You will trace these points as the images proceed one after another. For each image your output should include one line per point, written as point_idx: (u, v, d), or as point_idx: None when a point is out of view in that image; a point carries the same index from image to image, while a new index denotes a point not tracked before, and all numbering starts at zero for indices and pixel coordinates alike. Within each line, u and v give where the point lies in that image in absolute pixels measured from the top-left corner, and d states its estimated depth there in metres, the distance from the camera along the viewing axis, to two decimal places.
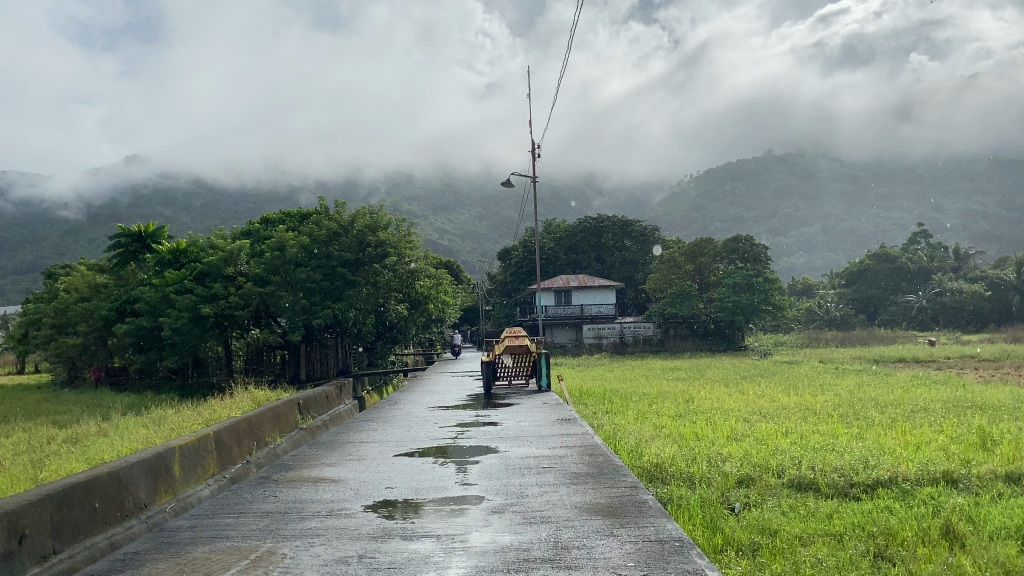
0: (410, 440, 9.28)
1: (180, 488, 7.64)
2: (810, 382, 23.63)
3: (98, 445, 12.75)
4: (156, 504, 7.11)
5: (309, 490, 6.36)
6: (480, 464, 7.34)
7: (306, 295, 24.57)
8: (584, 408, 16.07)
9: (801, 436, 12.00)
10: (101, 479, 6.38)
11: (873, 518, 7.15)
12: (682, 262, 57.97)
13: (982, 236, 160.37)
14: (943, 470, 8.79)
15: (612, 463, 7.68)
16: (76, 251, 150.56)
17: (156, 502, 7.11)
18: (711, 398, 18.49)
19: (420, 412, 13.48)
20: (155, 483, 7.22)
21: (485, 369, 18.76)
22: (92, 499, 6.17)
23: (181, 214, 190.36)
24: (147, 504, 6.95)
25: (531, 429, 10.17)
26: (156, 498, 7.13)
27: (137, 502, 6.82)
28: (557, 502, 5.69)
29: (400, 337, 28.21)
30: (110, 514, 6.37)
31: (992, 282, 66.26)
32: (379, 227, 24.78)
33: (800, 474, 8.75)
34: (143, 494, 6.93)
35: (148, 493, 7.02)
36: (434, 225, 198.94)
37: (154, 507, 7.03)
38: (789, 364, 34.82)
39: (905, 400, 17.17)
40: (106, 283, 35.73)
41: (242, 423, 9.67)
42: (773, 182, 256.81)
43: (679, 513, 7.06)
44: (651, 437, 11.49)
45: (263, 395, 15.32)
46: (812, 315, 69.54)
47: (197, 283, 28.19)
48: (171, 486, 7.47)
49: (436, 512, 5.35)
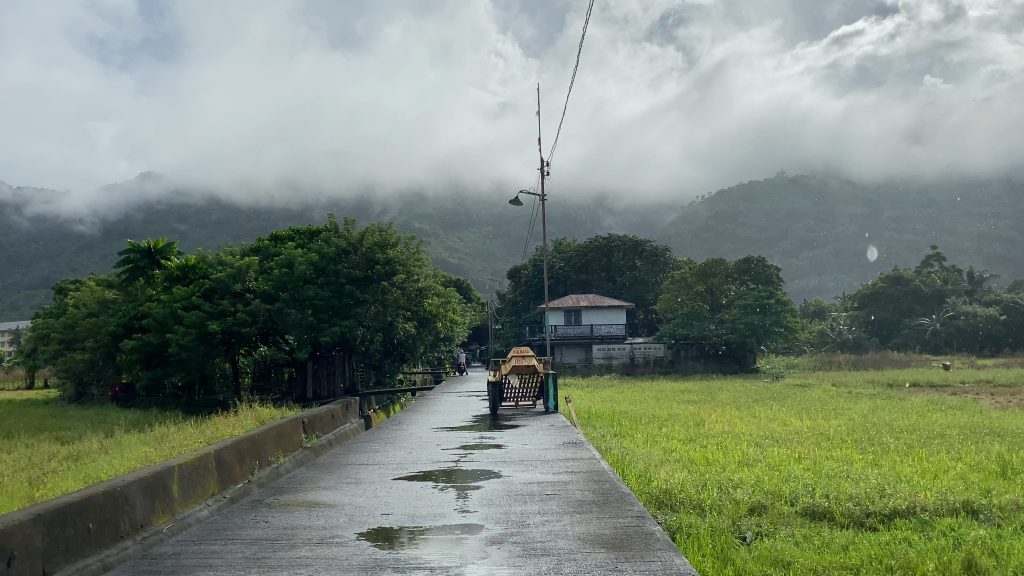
0: (412, 463, 9.04)
1: (178, 508, 7.44)
2: (823, 406, 23.21)
3: (97, 463, 12.61)
4: (154, 524, 6.91)
5: (301, 515, 6.13)
6: (481, 490, 7.11)
7: (314, 312, 24.44)
8: (592, 430, 15.75)
9: (814, 462, 11.69)
10: (97, 498, 6.18)
11: (892, 551, 6.86)
12: (693, 282, 57.70)
13: (996, 259, 159.58)
14: (963, 500, 8.49)
15: (619, 491, 7.42)
16: (91, 267, 151.61)
17: (154, 523, 6.92)
18: (722, 422, 18.15)
19: (424, 432, 13.28)
20: (154, 502, 7.03)
21: (492, 390, 18.52)
22: (86, 519, 5.97)
23: (196, 232, 191.72)
24: (144, 524, 6.75)
25: (535, 454, 9.90)
26: (153, 518, 6.93)
27: (134, 522, 6.62)
28: (560, 532, 5.44)
29: (408, 356, 28.02)
30: (104, 534, 6.17)
31: (1007, 306, 65.55)
32: (388, 244, 24.61)
33: (815, 503, 8.45)
34: (139, 513, 6.73)
35: (145, 513, 6.82)
36: (445, 244, 199.62)
37: (151, 527, 6.84)
38: (800, 387, 34.39)
39: (921, 426, 16.73)
40: (115, 299, 35.71)
41: (245, 442, 9.48)
42: (785, 203, 256.34)
43: (688, 542, 6.81)
44: (660, 461, 11.20)
45: (266, 415, 15.14)
46: (824, 337, 69.04)
47: (204, 299, 28.10)
48: (169, 506, 7.27)
49: (432, 541, 5.12)
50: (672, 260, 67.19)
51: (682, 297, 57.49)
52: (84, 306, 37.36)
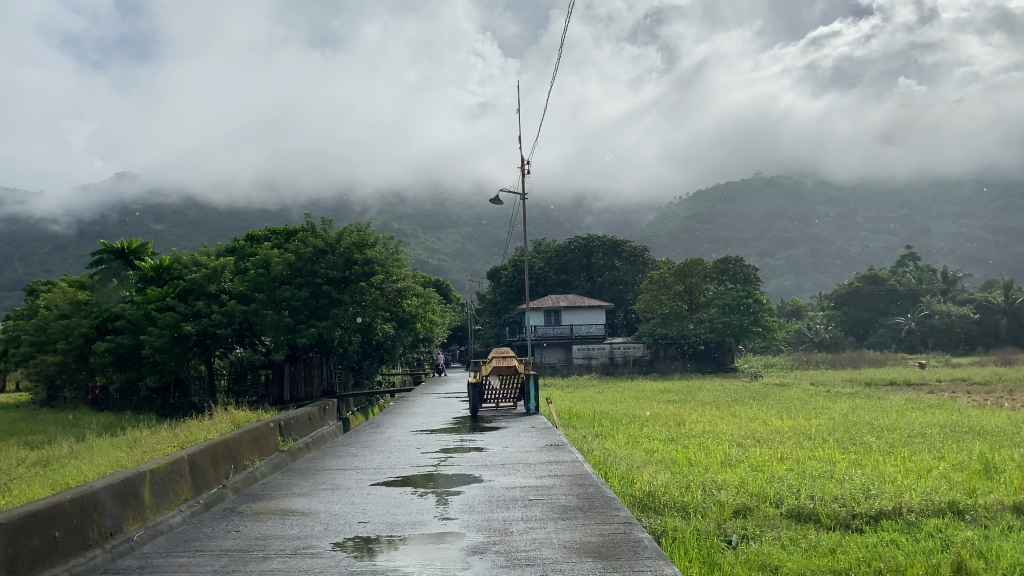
0: (390, 467, 8.82)
1: (150, 515, 7.18)
2: (804, 405, 23.24)
3: (67, 469, 12.27)
4: (125, 531, 6.67)
5: (275, 524, 5.91)
6: (462, 495, 6.92)
7: (291, 313, 24.15)
8: (574, 431, 15.62)
9: (797, 462, 11.61)
10: (64, 506, 5.92)
11: (881, 553, 6.75)
12: (672, 282, 57.83)
13: (968, 259, 161.69)
14: (948, 500, 8.41)
15: (604, 495, 7.23)
16: (65, 267, 149.42)
17: (125, 530, 6.67)
18: (703, 421, 18.07)
19: (403, 435, 13.07)
20: (124, 510, 6.77)
21: (472, 392, 18.32)
22: (52, 528, 5.71)
23: (172, 232, 189.47)
24: (113, 532, 6.49)
25: (517, 456, 9.74)
26: (125, 526, 6.68)
27: (103, 530, 6.36)
28: (545, 541, 5.26)
29: (387, 357, 27.73)
30: (72, 544, 5.91)
31: (980, 305, 66.34)
32: (366, 245, 24.36)
33: (800, 505, 8.33)
34: (109, 521, 6.47)
35: (116, 521, 6.57)
36: (424, 244, 199.10)
37: (121, 535, 6.59)
38: (779, 386, 34.52)
39: (901, 425, 16.73)
40: (87, 300, 35.09)
41: (219, 446, 9.23)
42: (762, 203, 258.17)
43: (674, 548, 6.66)
44: (643, 463, 11.05)
45: (242, 417, 14.81)
46: (801, 336, 69.42)
47: (179, 300, 27.67)
48: (141, 513, 7.02)
49: (410, 551, 4.93)
50: (651, 260, 67.34)
51: (661, 297, 57.59)
52: (55, 307, 36.61)
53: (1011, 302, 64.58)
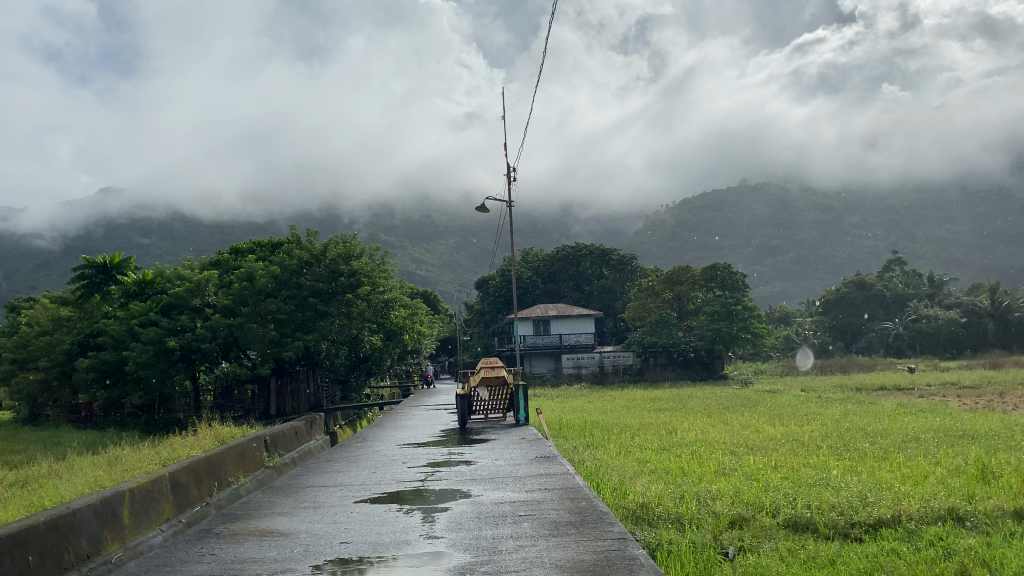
0: (375, 483, 8.57)
1: (129, 535, 6.90)
2: (796, 412, 23.07)
3: (46, 488, 11.96)
4: (102, 554, 6.38)
5: (253, 546, 5.67)
6: (450, 512, 6.68)
7: (277, 326, 23.84)
8: (564, 442, 15.36)
9: (791, 470, 11.42)
10: (38, 529, 5.64)
11: (883, 563, 6.56)
12: (660, 290, 57.79)
13: (953, 264, 162.89)
14: (947, 506, 8.24)
15: (597, 510, 7.01)
16: (49, 283, 147.93)
17: (102, 553, 6.39)
18: (695, 430, 17.86)
19: (390, 449, 12.82)
20: (102, 532, 6.49)
21: (461, 403, 18.05)
22: (25, 551, 5.44)
23: (158, 246, 188.14)
24: (90, 555, 6.21)
25: (507, 469, 9.52)
26: (103, 548, 6.42)
27: (80, 553, 6.09)
28: (535, 559, 5.03)
29: (375, 369, 27.50)
30: (47, 565, 5.66)
31: (968, 308, 66.57)
32: (352, 256, 24.13)
33: (797, 514, 8.13)
34: (86, 543, 6.20)
35: (93, 543, 6.29)
36: (412, 255, 198.73)
37: (99, 558, 6.31)
38: (771, 393, 34.35)
39: (894, 430, 16.56)
40: (70, 316, 34.57)
41: (202, 462, 8.96)
42: (748, 209, 259.35)
43: (668, 562, 6.45)
44: (636, 474, 10.80)
45: (226, 433, 14.52)
46: (789, 342, 69.56)
47: (163, 316, 27.31)
48: (119, 534, 6.73)
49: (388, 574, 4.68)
50: (639, 268, 67.30)
51: (649, 305, 57.59)
52: (37, 324, 36.01)
53: (997, 306, 64.86)
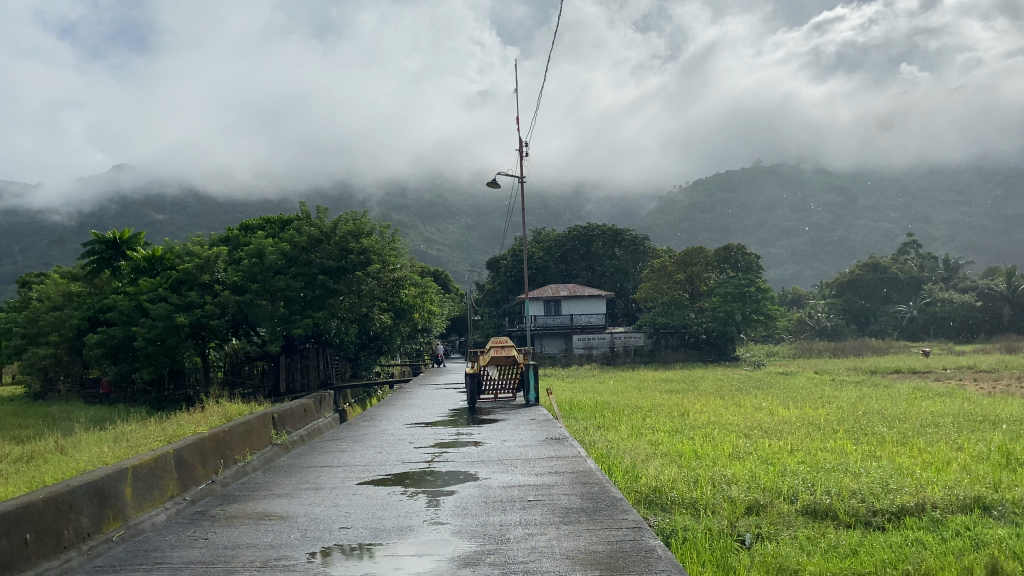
0: (380, 464, 8.31)
1: (131, 513, 6.67)
2: (810, 394, 22.74)
3: (50, 464, 11.81)
4: (103, 532, 6.15)
5: (247, 531, 5.41)
6: (456, 496, 6.41)
7: (286, 304, 23.63)
8: (575, 423, 15.10)
9: (808, 454, 11.14)
10: (36, 506, 5.41)
11: (908, 554, 6.26)
12: (673, 271, 57.20)
13: (969, 247, 161.26)
14: (975, 495, 7.92)
15: (610, 496, 6.75)
16: (64, 259, 148.62)
17: (102, 532, 6.14)
18: (707, 412, 17.55)
19: (397, 428, 12.60)
20: (102, 511, 6.25)
21: (471, 382, 17.80)
22: (22, 529, 5.20)
23: (171, 224, 188.75)
24: (90, 533, 5.98)
25: (516, 451, 9.28)
26: (103, 526, 6.19)
27: (78, 531, 5.85)
28: (545, 550, 4.75)
29: (385, 347, 27.41)
30: (45, 544, 5.42)
31: (983, 292, 65.76)
32: (362, 233, 23.85)
33: (816, 500, 7.85)
34: (86, 521, 5.97)
35: (93, 521, 6.06)
36: (424, 235, 198.47)
37: (99, 536, 6.07)
38: (783, 375, 34.02)
39: (912, 415, 16.23)
40: (80, 291, 34.51)
41: (208, 440, 8.73)
42: (762, 190, 257.60)
43: (684, 551, 6.18)
44: (649, 456, 10.52)
45: (233, 409, 14.29)
46: (802, 324, 69.03)
47: (173, 291, 27.16)
48: (121, 513, 6.50)
49: (380, 566, 4.40)
50: (651, 249, 66.86)
51: (661, 287, 57.14)
52: (47, 300, 35.98)
53: (1014, 290, 63.99)
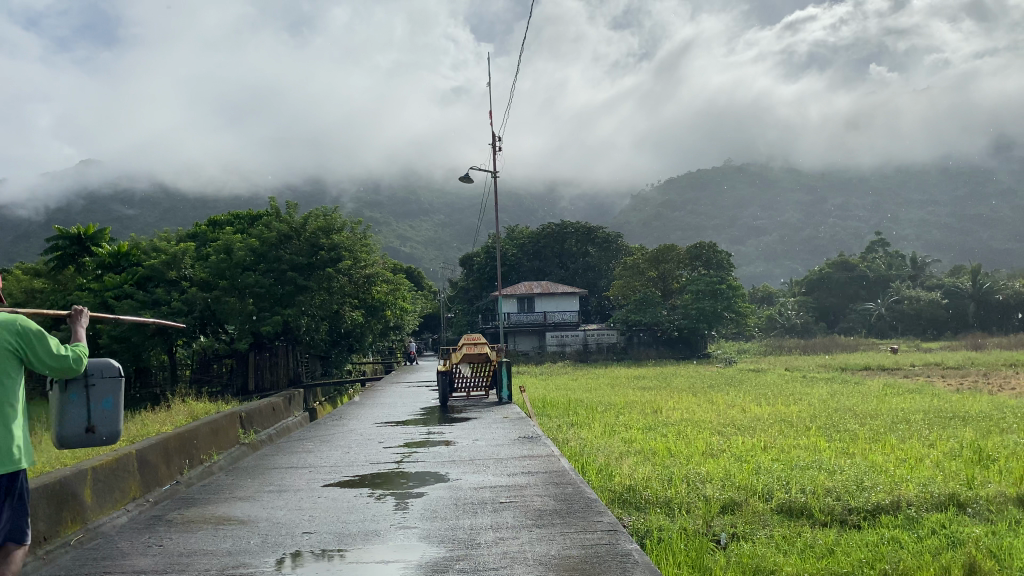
0: (347, 466, 8.07)
1: (90, 515, 6.40)
2: (782, 391, 22.80)
3: None
4: (59, 536, 5.88)
5: (205, 536, 5.19)
6: (425, 498, 6.23)
7: (255, 301, 23.24)
8: (547, 420, 14.98)
9: (782, 451, 11.08)
10: None
11: (885, 552, 6.17)
12: (645, 268, 57.43)
13: (934, 246, 163.60)
14: (949, 492, 7.87)
15: (585, 497, 6.59)
16: (28, 254, 145.66)
17: (58, 536, 5.87)
18: (681, 409, 17.47)
19: (366, 428, 12.35)
20: (59, 514, 5.97)
21: (442, 380, 17.56)
22: None
23: (138, 219, 185.62)
24: (47, 537, 5.70)
25: (488, 450, 9.12)
26: (60, 530, 5.91)
27: (34, 535, 5.57)
28: (517, 555, 4.58)
29: (357, 344, 27.13)
30: None
31: (950, 290, 66.55)
32: (333, 229, 23.67)
33: (792, 498, 7.77)
34: (42, 525, 5.69)
35: (49, 524, 5.79)
36: (396, 232, 197.25)
37: (56, 540, 5.80)
38: (754, 372, 34.10)
39: (884, 411, 16.25)
40: (43, 286, 33.64)
41: (173, 439, 8.47)
42: (733, 189, 259.73)
43: (658, 552, 6.03)
44: (622, 454, 10.40)
45: (200, 409, 13.92)
46: (772, 322, 69.48)
47: (139, 287, 26.62)
48: (79, 515, 6.23)
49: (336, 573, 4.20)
50: (624, 247, 67.01)
51: (633, 284, 57.30)
52: (9, 296, 35.08)
53: (979, 288, 64.86)
